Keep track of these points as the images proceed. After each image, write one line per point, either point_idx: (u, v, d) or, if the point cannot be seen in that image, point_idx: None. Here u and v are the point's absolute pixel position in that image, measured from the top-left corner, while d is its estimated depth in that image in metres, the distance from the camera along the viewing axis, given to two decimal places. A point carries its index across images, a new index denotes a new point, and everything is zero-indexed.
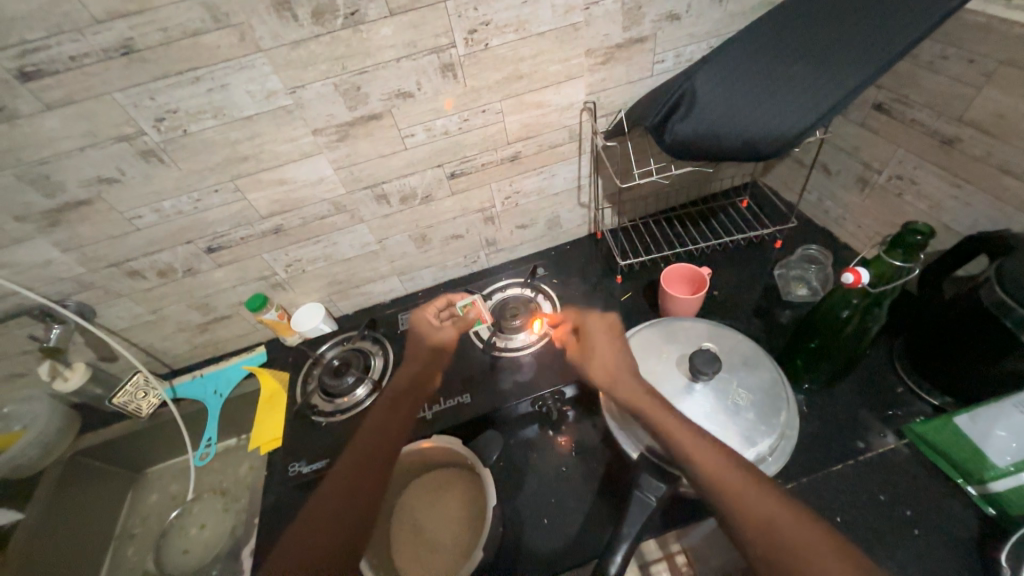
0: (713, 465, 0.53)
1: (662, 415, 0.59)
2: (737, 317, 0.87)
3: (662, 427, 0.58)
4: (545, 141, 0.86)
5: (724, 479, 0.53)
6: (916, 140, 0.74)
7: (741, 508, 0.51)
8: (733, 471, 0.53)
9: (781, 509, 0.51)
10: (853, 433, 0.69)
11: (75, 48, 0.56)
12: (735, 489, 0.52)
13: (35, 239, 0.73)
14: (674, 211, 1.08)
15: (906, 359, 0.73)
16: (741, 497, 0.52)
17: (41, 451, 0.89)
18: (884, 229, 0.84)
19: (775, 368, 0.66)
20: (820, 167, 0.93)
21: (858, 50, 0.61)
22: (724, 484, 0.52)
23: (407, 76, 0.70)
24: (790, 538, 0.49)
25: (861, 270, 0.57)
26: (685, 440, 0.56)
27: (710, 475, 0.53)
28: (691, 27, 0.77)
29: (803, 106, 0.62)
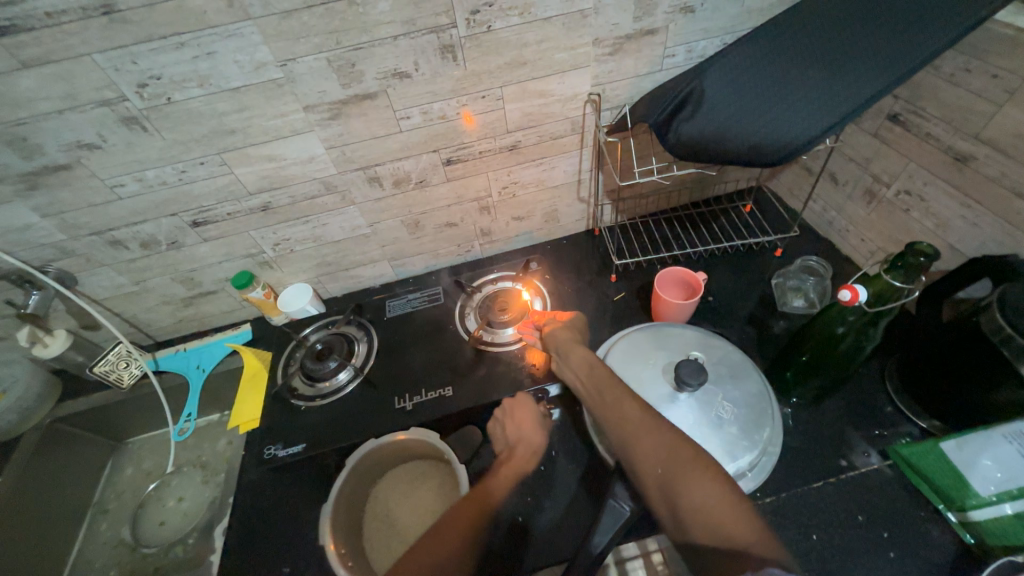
0: (632, 415, 0.57)
1: (604, 385, 0.62)
2: (731, 325, 0.85)
3: (601, 394, 0.62)
4: (546, 132, 0.83)
5: (641, 426, 0.55)
6: (928, 155, 0.71)
7: (647, 451, 0.52)
8: (652, 423, 0.55)
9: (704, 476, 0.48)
10: (836, 451, 0.67)
11: (51, 4, 0.53)
12: (648, 434, 0.54)
13: (12, 203, 0.70)
14: (674, 211, 1.05)
15: (897, 380, 0.71)
16: (651, 442, 0.53)
17: (18, 416, 0.88)
18: (887, 244, 0.82)
19: (761, 383, 0.65)
20: (828, 176, 0.90)
21: (879, 57, 0.58)
22: (637, 430, 0.55)
23: (404, 55, 0.67)
24: (690, 484, 0.48)
25: (859, 288, 0.55)
26: (614, 396, 0.60)
27: (626, 422, 0.56)
28: (705, 21, 0.74)
29: (816, 112, 0.59)
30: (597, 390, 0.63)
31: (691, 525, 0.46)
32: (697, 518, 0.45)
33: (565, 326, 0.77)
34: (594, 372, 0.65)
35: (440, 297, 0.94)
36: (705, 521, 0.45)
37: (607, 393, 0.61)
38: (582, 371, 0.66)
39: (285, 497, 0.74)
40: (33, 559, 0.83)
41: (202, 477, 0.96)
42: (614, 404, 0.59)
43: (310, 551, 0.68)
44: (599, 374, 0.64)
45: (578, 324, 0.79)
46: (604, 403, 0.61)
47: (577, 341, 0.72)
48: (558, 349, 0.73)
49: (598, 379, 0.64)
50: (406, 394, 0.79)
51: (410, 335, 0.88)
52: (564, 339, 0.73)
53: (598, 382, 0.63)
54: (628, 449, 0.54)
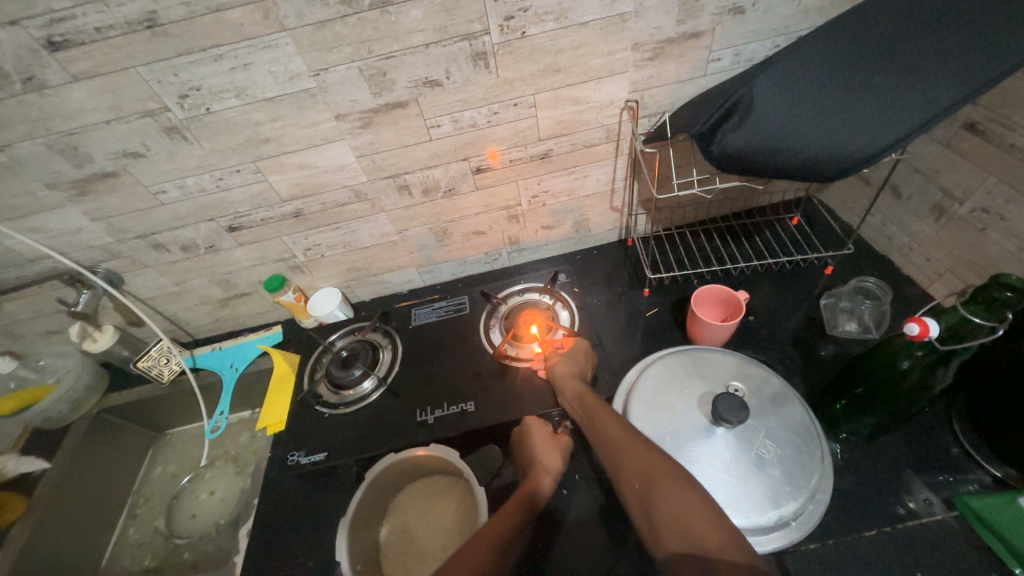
0: (617, 435, 0.57)
1: (594, 403, 0.63)
2: (773, 348, 0.79)
3: (590, 409, 0.63)
4: (580, 140, 0.80)
5: (624, 444, 0.55)
6: (1013, 169, 0.63)
7: (628, 467, 0.53)
8: (636, 442, 0.55)
9: (674, 480, 0.49)
10: (893, 496, 0.61)
11: (100, 19, 0.55)
12: (630, 451, 0.54)
13: (65, 207, 0.74)
14: (714, 223, 0.99)
15: (966, 421, 0.64)
16: (632, 459, 0.53)
17: (69, 406, 0.94)
18: (958, 266, 0.74)
19: (806, 416, 0.60)
20: (889, 189, 0.83)
21: (957, 63, 0.52)
22: (622, 448, 0.55)
23: (436, 63, 0.65)
24: (666, 493, 0.48)
25: (929, 321, 0.50)
26: (601, 417, 0.60)
27: (611, 442, 0.57)
28: (755, 22, 0.68)
29: (879, 124, 0.54)
30: (586, 407, 0.63)
31: (665, 534, 0.46)
32: (671, 528, 0.46)
33: (563, 358, 0.74)
34: (585, 400, 0.64)
35: (466, 306, 0.93)
36: (680, 532, 0.45)
37: (596, 407, 0.62)
38: (573, 392, 0.67)
39: (306, 502, 0.74)
40: (75, 546, 0.87)
41: (233, 470, 0.99)
42: (600, 425, 0.60)
43: (329, 559, 0.68)
44: (590, 401, 0.64)
45: (579, 352, 0.75)
46: (592, 424, 0.61)
47: (572, 373, 0.71)
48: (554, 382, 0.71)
49: (591, 404, 0.63)
50: (428, 406, 0.78)
51: (435, 345, 0.87)
52: (557, 366, 0.73)
53: (588, 408, 0.63)
54: (614, 466, 0.54)
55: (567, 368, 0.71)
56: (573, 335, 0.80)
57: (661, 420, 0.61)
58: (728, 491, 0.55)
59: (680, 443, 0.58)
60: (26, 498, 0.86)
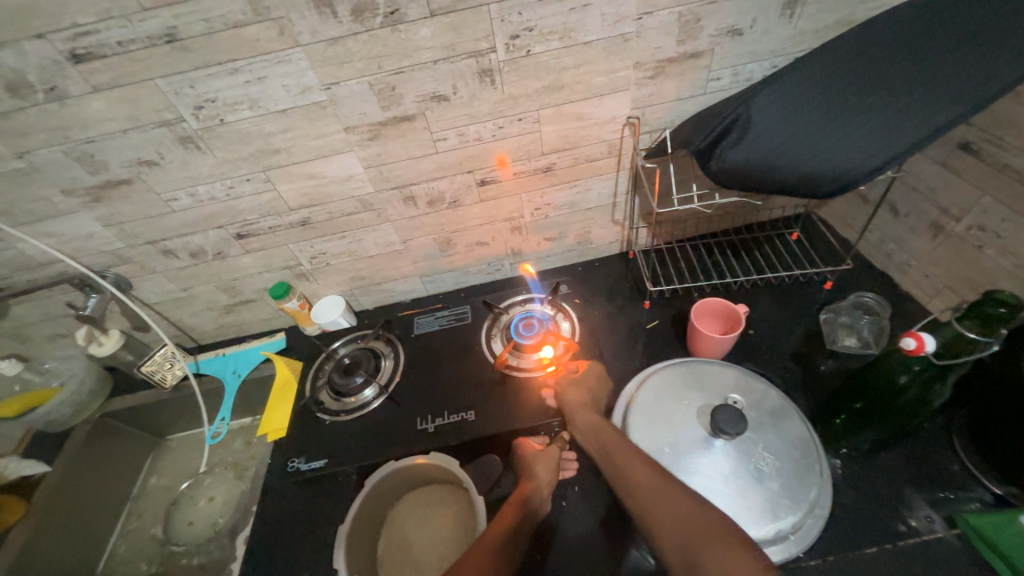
0: (643, 474, 0.54)
1: (615, 444, 0.60)
2: (773, 362, 0.80)
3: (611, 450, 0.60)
4: (582, 154, 0.82)
5: (653, 488, 0.52)
6: (1008, 189, 0.64)
7: (662, 515, 0.49)
8: (664, 482, 0.52)
9: (713, 528, 0.45)
10: (894, 512, 0.61)
11: (122, 33, 0.57)
12: (661, 498, 0.51)
13: (78, 213, 0.76)
14: (714, 237, 1.01)
15: (968, 437, 0.64)
16: (665, 506, 0.50)
17: (72, 410, 0.95)
18: (957, 283, 0.75)
19: (806, 431, 0.60)
20: (887, 206, 0.84)
21: (950, 84, 0.54)
22: (651, 488, 0.52)
23: (443, 79, 0.67)
24: (708, 545, 0.44)
25: (925, 337, 0.51)
26: (624, 455, 0.58)
27: (638, 482, 0.54)
28: (753, 43, 0.70)
29: (876, 143, 0.55)
30: (607, 449, 0.60)
31: None
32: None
33: (573, 385, 0.73)
34: (602, 432, 0.62)
35: (468, 316, 0.93)
36: None
37: (620, 451, 0.59)
38: (589, 431, 0.64)
39: (304, 509, 0.74)
40: (72, 550, 0.87)
41: (232, 475, 0.99)
42: (623, 462, 0.57)
43: (326, 567, 0.68)
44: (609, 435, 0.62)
45: (591, 375, 0.75)
46: (616, 468, 0.58)
47: (585, 402, 0.69)
48: (567, 410, 0.70)
49: (609, 443, 0.61)
50: (429, 415, 0.78)
51: (437, 354, 0.88)
52: (570, 399, 0.71)
53: (607, 442, 0.61)
54: (646, 515, 0.51)
55: (579, 396, 0.70)
56: (589, 361, 0.78)
57: (659, 431, 0.61)
58: (727, 503, 0.55)
59: (679, 455, 0.58)
60: (25, 501, 0.86)
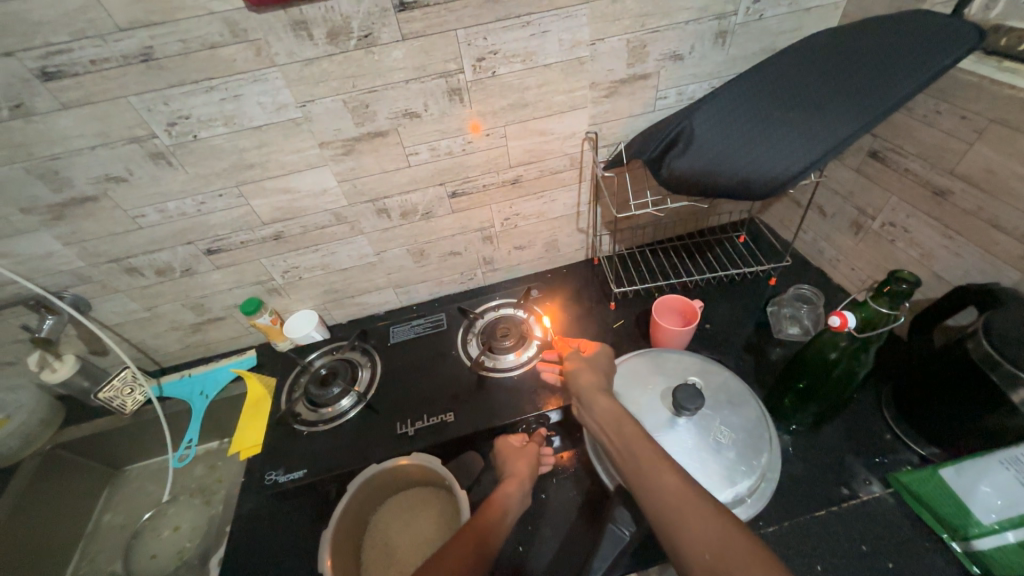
0: (675, 489, 0.49)
1: (636, 439, 0.56)
2: (728, 352, 0.87)
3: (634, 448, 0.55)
4: (547, 167, 0.88)
5: (680, 499, 0.48)
6: (909, 190, 0.75)
7: (694, 534, 0.45)
8: (699, 501, 0.47)
9: (751, 556, 0.41)
10: (838, 479, 0.68)
11: (96, 52, 0.58)
12: (692, 514, 0.46)
13: (38, 231, 0.74)
14: (671, 242, 1.09)
15: (894, 407, 0.72)
16: (697, 523, 0.45)
17: (21, 442, 0.89)
18: (877, 274, 0.85)
19: (759, 408, 0.66)
20: (816, 209, 0.94)
21: (853, 101, 0.63)
22: (685, 510, 0.46)
23: (415, 97, 0.72)
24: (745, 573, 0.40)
25: (848, 315, 0.58)
26: (650, 462, 0.52)
27: (668, 499, 0.48)
28: (693, 67, 0.80)
29: (797, 151, 0.63)
30: (630, 444, 0.56)
31: None
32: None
33: (586, 367, 0.69)
34: (623, 430, 0.57)
35: (443, 323, 0.96)
36: None
37: (642, 449, 0.54)
38: (606, 419, 0.60)
39: (284, 524, 0.73)
40: None
41: (201, 501, 0.95)
42: (651, 471, 0.51)
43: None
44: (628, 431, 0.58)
45: (601, 356, 0.71)
46: (638, 471, 0.52)
47: (600, 386, 0.65)
48: (580, 394, 0.66)
49: (630, 437, 0.56)
50: (409, 419, 0.80)
51: (414, 361, 0.89)
52: (586, 385, 0.66)
53: (630, 446, 0.56)
54: (673, 531, 0.46)
55: (594, 381, 0.66)
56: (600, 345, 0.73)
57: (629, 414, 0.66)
58: (692, 473, 0.60)
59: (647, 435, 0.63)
60: None
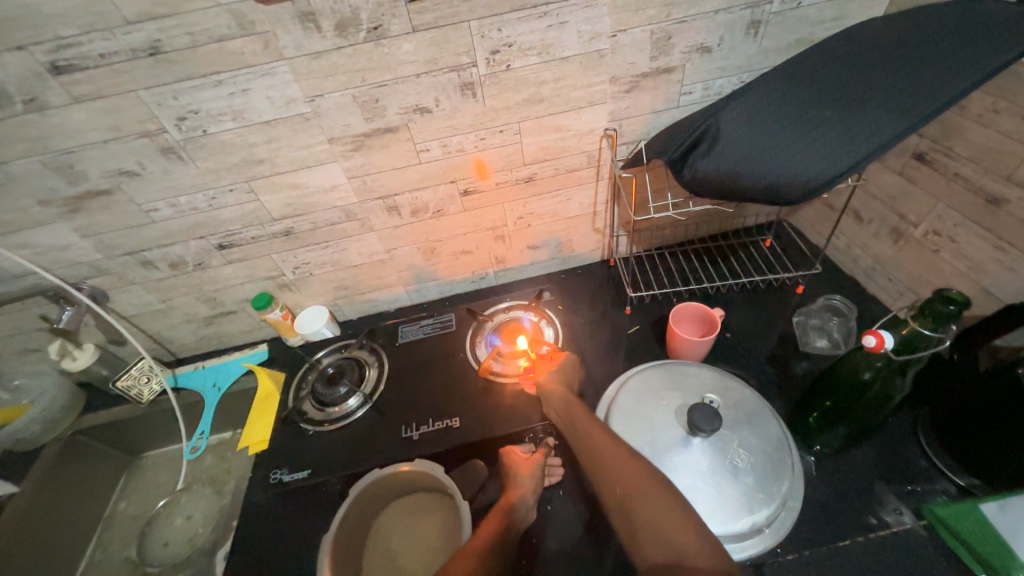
0: (601, 441, 0.59)
1: (575, 403, 0.66)
2: (749, 364, 0.82)
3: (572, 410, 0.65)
4: (562, 165, 0.84)
5: (603, 445, 0.58)
6: (958, 196, 0.69)
7: (609, 470, 0.55)
8: (618, 448, 0.57)
9: (650, 484, 0.52)
10: (866, 507, 0.63)
11: (105, 46, 0.58)
12: (611, 455, 0.56)
13: (56, 224, 0.75)
14: (692, 244, 1.04)
15: (931, 432, 0.67)
16: (611, 462, 0.56)
17: (43, 427, 0.92)
18: (917, 286, 0.79)
19: (780, 430, 0.62)
20: (851, 214, 0.88)
21: (900, 99, 0.57)
22: (607, 456, 0.56)
23: (426, 92, 0.69)
24: (643, 497, 0.50)
25: (885, 334, 0.54)
26: (583, 421, 0.62)
27: (595, 449, 0.58)
28: (721, 60, 0.74)
29: (833, 153, 0.58)
30: (569, 407, 0.65)
31: (644, 539, 0.47)
32: (648, 531, 0.48)
33: (551, 373, 0.75)
34: (567, 400, 0.67)
35: (452, 324, 0.94)
36: (659, 537, 0.47)
37: (579, 411, 0.64)
38: (554, 393, 0.69)
39: (287, 522, 0.73)
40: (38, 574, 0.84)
41: (212, 491, 0.96)
42: (583, 428, 0.61)
43: None
44: (572, 400, 0.67)
45: (568, 368, 0.76)
46: (575, 427, 0.63)
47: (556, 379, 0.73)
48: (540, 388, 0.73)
49: (571, 406, 0.65)
50: (414, 423, 0.78)
51: (421, 362, 0.88)
52: (544, 378, 0.73)
53: (571, 412, 0.65)
54: (595, 469, 0.57)
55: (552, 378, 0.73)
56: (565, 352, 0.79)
57: (640, 430, 0.63)
58: (705, 499, 0.57)
59: (658, 453, 0.60)
60: None
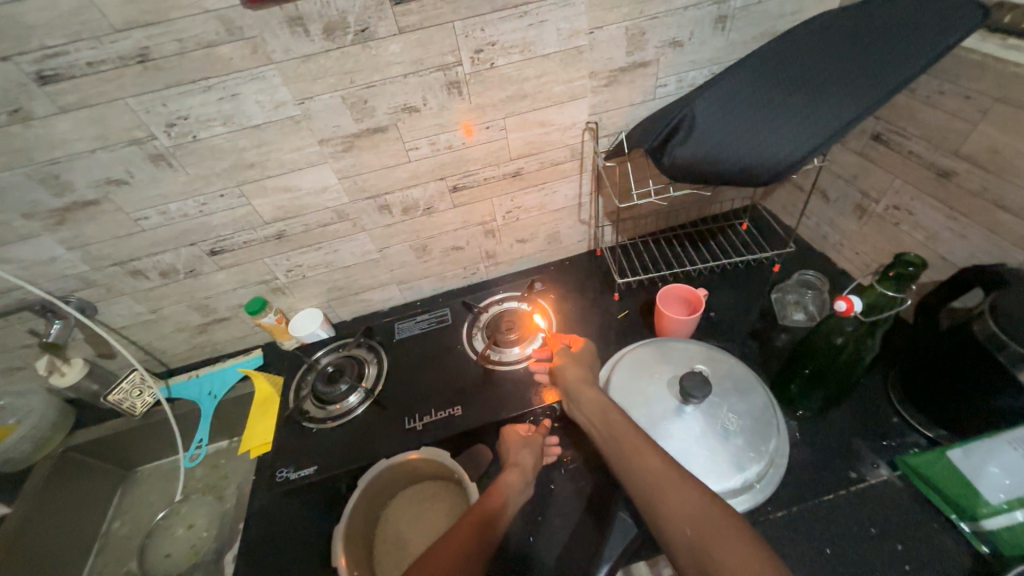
0: (658, 470, 0.53)
1: (621, 427, 0.60)
2: (733, 340, 0.87)
3: (619, 436, 0.59)
4: (547, 159, 0.87)
5: (662, 477, 0.52)
6: (913, 172, 0.74)
7: (674, 509, 0.48)
8: (680, 479, 0.51)
9: (726, 529, 0.45)
10: (845, 463, 0.68)
11: (92, 54, 0.58)
12: (674, 491, 0.50)
13: (41, 236, 0.74)
14: (673, 231, 1.09)
15: (900, 390, 0.72)
16: (675, 498, 0.49)
17: (33, 446, 0.90)
18: (882, 258, 0.85)
19: (764, 396, 0.66)
20: (819, 194, 0.94)
21: (855, 83, 0.62)
22: (665, 487, 0.51)
23: (413, 91, 0.71)
24: (720, 544, 0.43)
25: (854, 299, 0.58)
26: (634, 446, 0.57)
27: (650, 478, 0.52)
28: (693, 53, 0.79)
29: (799, 135, 0.62)
30: (615, 432, 0.60)
31: None
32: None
33: (570, 360, 0.75)
34: (610, 421, 0.62)
35: (448, 318, 0.96)
36: None
37: (628, 438, 0.58)
38: (593, 409, 0.65)
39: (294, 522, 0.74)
40: None
41: (212, 498, 0.96)
42: (635, 456, 0.56)
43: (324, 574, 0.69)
44: (615, 420, 0.62)
45: (586, 354, 0.78)
46: (624, 453, 0.57)
47: (585, 380, 0.70)
48: (568, 388, 0.71)
49: (614, 424, 0.61)
50: (416, 414, 0.80)
51: (419, 357, 0.90)
52: (573, 379, 0.71)
53: (617, 435, 0.59)
54: (654, 506, 0.50)
55: (579, 374, 0.71)
56: (580, 343, 0.80)
57: (636, 403, 0.66)
58: (700, 461, 0.60)
59: (655, 423, 0.63)
60: None
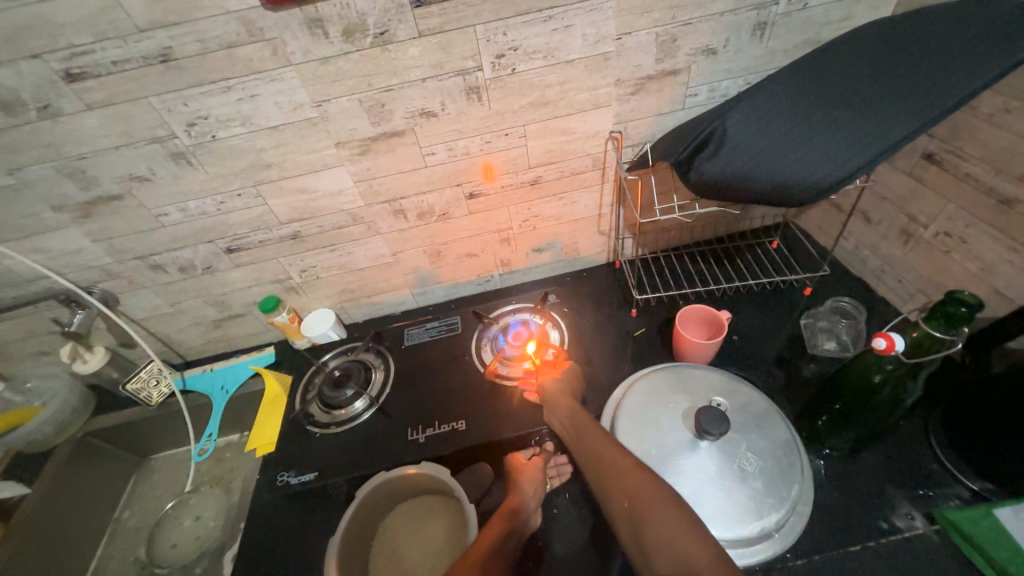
0: (608, 453, 0.58)
1: (582, 419, 0.65)
2: (757, 366, 0.81)
3: (579, 427, 0.64)
4: (567, 168, 0.84)
5: (610, 459, 0.57)
6: (969, 196, 0.68)
7: (618, 485, 0.54)
8: (624, 460, 0.56)
9: (656, 496, 0.50)
10: (877, 511, 0.62)
11: (117, 53, 0.59)
12: (618, 469, 0.55)
13: (68, 228, 0.76)
14: (697, 247, 1.04)
15: (943, 435, 0.66)
16: (619, 476, 0.55)
17: (54, 429, 0.92)
18: (928, 287, 0.78)
19: (788, 432, 0.62)
20: (859, 215, 0.88)
21: (908, 100, 0.56)
22: (612, 468, 0.56)
23: (431, 96, 0.70)
24: (652, 513, 0.49)
25: (895, 337, 0.53)
26: (590, 435, 0.62)
27: (601, 461, 0.58)
28: (727, 62, 0.74)
29: (841, 153, 0.57)
30: (576, 424, 0.65)
31: (656, 559, 0.46)
32: (660, 551, 0.46)
33: (554, 379, 0.75)
34: (575, 417, 0.65)
35: (458, 327, 0.94)
36: (668, 553, 0.45)
37: (586, 428, 0.63)
38: (561, 410, 0.68)
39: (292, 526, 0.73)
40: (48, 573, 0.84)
41: (219, 491, 0.97)
42: (590, 444, 0.61)
43: None
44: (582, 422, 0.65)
45: (570, 375, 0.77)
46: (580, 439, 0.62)
47: (561, 390, 0.72)
48: (546, 399, 0.72)
49: (581, 422, 0.64)
50: (420, 425, 0.78)
51: (427, 365, 0.88)
52: (549, 389, 0.73)
53: (577, 427, 0.64)
54: (603, 484, 0.56)
55: (556, 387, 0.73)
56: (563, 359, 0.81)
57: (647, 433, 0.63)
58: (714, 501, 0.56)
59: (665, 457, 0.60)
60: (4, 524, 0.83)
